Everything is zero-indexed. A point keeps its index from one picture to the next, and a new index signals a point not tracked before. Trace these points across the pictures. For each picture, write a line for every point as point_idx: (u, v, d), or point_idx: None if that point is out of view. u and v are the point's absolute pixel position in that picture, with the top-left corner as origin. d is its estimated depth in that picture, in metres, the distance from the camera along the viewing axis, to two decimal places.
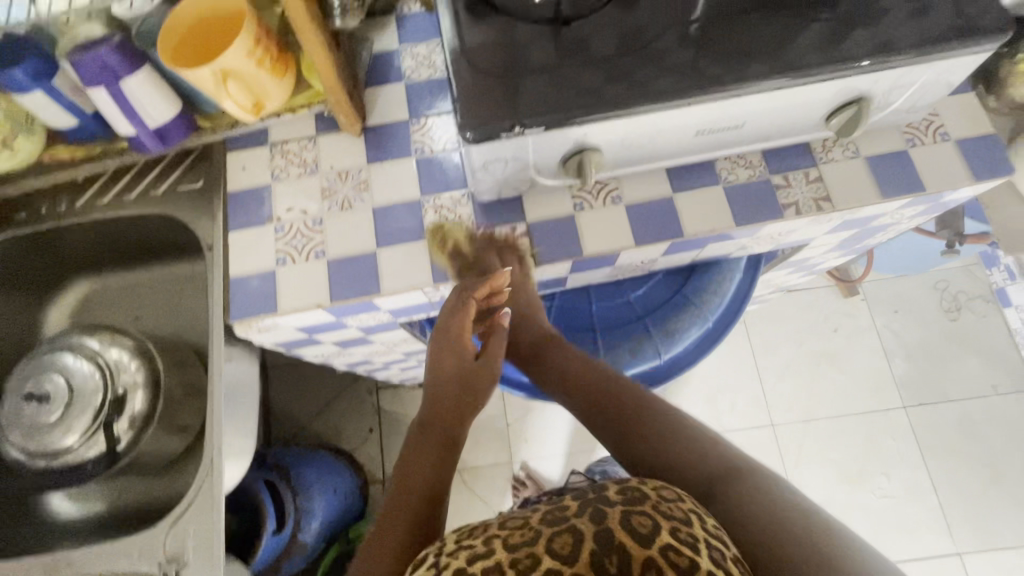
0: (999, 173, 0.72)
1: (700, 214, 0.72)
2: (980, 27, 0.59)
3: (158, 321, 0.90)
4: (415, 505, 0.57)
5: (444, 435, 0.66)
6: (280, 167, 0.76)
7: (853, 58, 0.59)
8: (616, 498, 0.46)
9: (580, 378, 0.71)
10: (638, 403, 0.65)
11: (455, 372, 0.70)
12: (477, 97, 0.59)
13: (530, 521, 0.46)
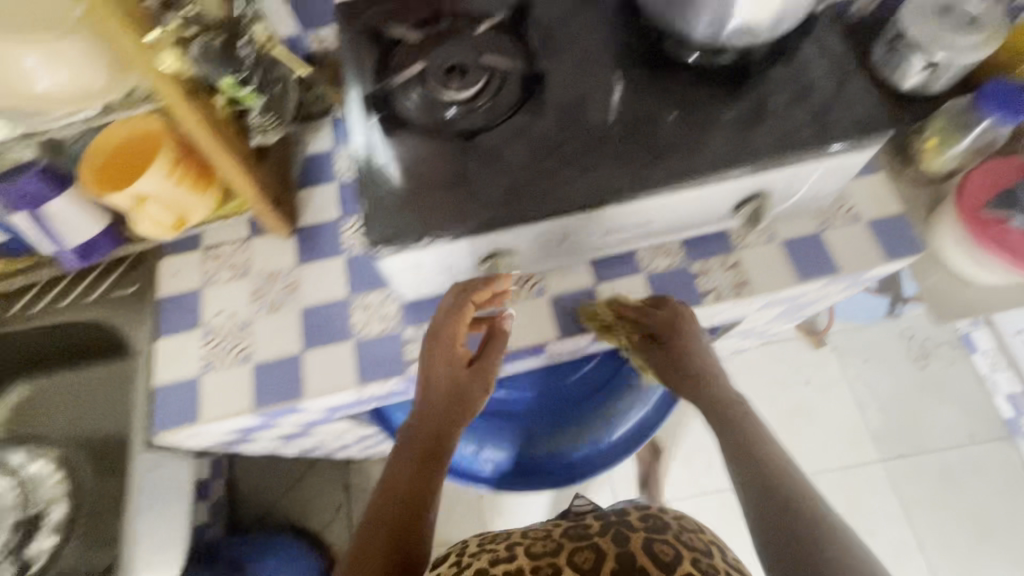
0: (909, 252, 0.75)
1: (622, 305, 0.73)
2: (856, 130, 0.63)
3: (87, 421, 0.87)
4: (390, 525, 0.58)
5: (424, 465, 0.63)
6: (211, 271, 0.77)
7: (739, 161, 0.62)
8: (638, 523, 0.58)
9: (749, 446, 0.59)
10: (788, 498, 0.53)
11: (447, 393, 0.64)
12: (387, 211, 0.62)
13: (551, 535, 0.58)
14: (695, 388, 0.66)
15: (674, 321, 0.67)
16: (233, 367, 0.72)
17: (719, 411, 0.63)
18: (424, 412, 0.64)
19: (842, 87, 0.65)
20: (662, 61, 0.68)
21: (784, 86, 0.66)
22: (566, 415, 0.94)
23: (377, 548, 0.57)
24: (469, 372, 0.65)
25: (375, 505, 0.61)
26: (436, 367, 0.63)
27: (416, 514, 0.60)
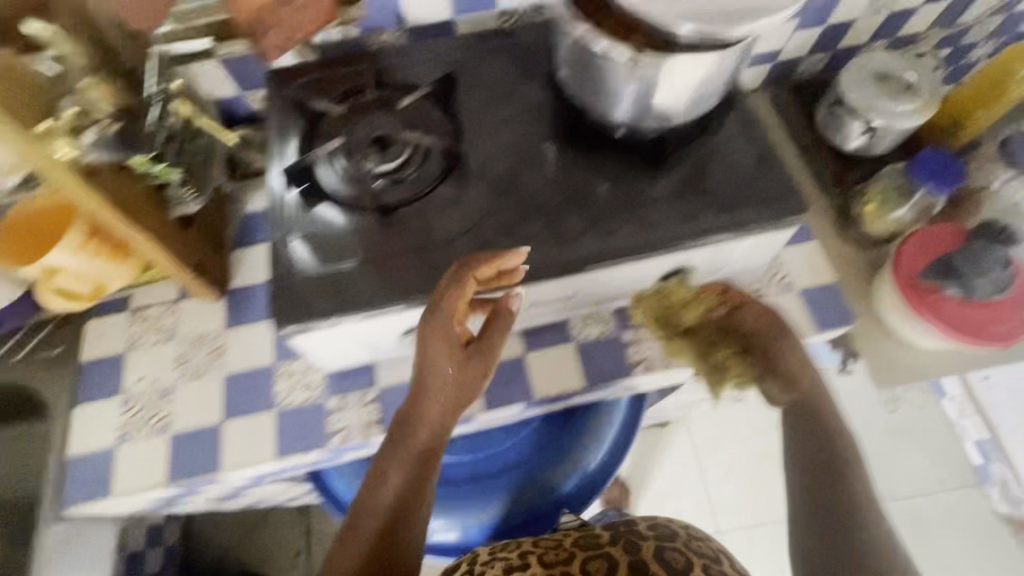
0: (842, 323, 0.74)
1: (550, 375, 0.73)
2: (771, 211, 0.63)
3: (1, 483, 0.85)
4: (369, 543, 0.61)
5: (420, 463, 0.62)
6: (137, 334, 0.76)
7: (654, 245, 0.63)
8: (648, 533, 0.67)
9: (813, 439, 0.66)
10: (842, 495, 0.63)
11: (455, 391, 0.61)
12: (301, 289, 0.60)
13: (562, 543, 0.67)
14: (799, 372, 0.66)
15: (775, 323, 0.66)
16: (150, 438, 0.70)
17: (810, 409, 0.67)
18: (424, 403, 0.61)
19: (763, 165, 0.65)
20: (587, 135, 0.68)
21: (705, 163, 0.66)
22: (510, 478, 0.89)
23: (368, 537, 0.61)
24: (475, 359, 0.61)
25: (365, 495, 0.62)
26: (437, 358, 0.59)
27: (408, 512, 0.62)
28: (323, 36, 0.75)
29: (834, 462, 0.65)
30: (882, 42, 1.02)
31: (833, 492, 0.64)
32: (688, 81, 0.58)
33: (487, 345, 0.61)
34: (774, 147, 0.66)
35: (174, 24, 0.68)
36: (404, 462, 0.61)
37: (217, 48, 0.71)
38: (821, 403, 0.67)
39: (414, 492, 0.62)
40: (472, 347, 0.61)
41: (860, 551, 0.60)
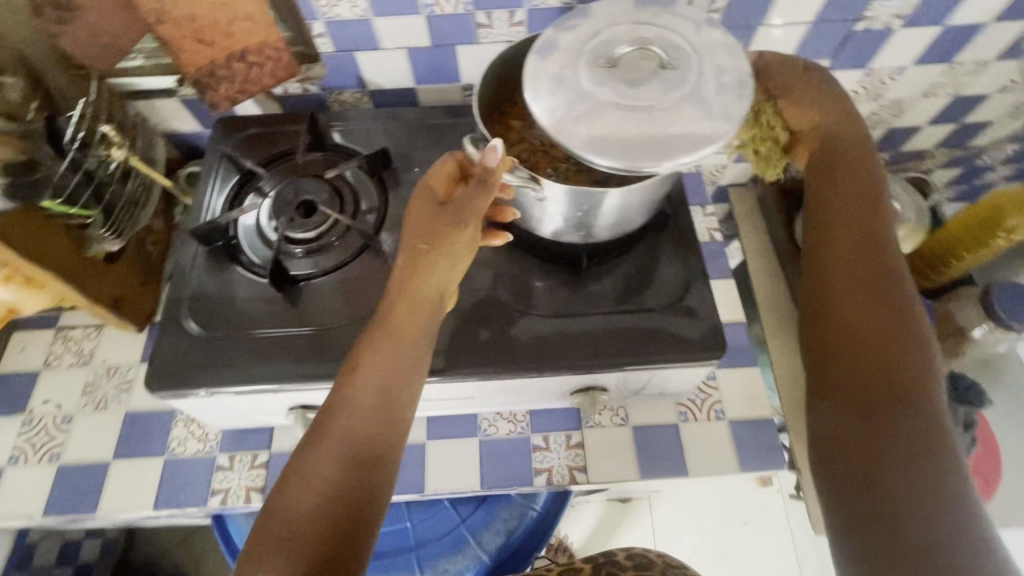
0: (768, 466, 0.68)
1: (446, 469, 0.69)
2: (692, 342, 0.60)
3: None
4: (362, 421, 0.48)
5: (409, 361, 0.51)
6: (55, 354, 0.76)
7: (552, 361, 0.60)
8: (626, 563, 0.64)
9: (852, 228, 0.56)
10: (878, 293, 0.53)
11: (445, 265, 0.53)
12: (183, 353, 0.59)
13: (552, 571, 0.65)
14: (843, 151, 0.59)
15: (815, 87, 0.60)
16: (38, 466, 0.69)
17: (855, 193, 0.58)
18: (423, 268, 0.52)
19: (689, 291, 0.64)
20: (517, 234, 0.68)
21: (632, 282, 0.65)
22: (402, 562, 0.81)
23: (338, 447, 0.47)
24: (452, 215, 0.54)
25: (333, 399, 0.49)
26: (416, 216, 0.54)
27: (391, 427, 0.49)
28: (281, 89, 0.76)
29: (871, 272, 0.54)
30: (881, 156, 0.95)
31: (873, 301, 0.53)
32: (609, 202, 0.56)
33: (463, 207, 0.54)
34: (701, 271, 0.65)
35: (143, 61, 0.70)
36: (387, 343, 0.51)
37: (178, 88, 0.72)
38: (873, 193, 0.57)
39: (402, 380, 0.50)
40: (450, 206, 0.54)
41: (895, 397, 0.48)
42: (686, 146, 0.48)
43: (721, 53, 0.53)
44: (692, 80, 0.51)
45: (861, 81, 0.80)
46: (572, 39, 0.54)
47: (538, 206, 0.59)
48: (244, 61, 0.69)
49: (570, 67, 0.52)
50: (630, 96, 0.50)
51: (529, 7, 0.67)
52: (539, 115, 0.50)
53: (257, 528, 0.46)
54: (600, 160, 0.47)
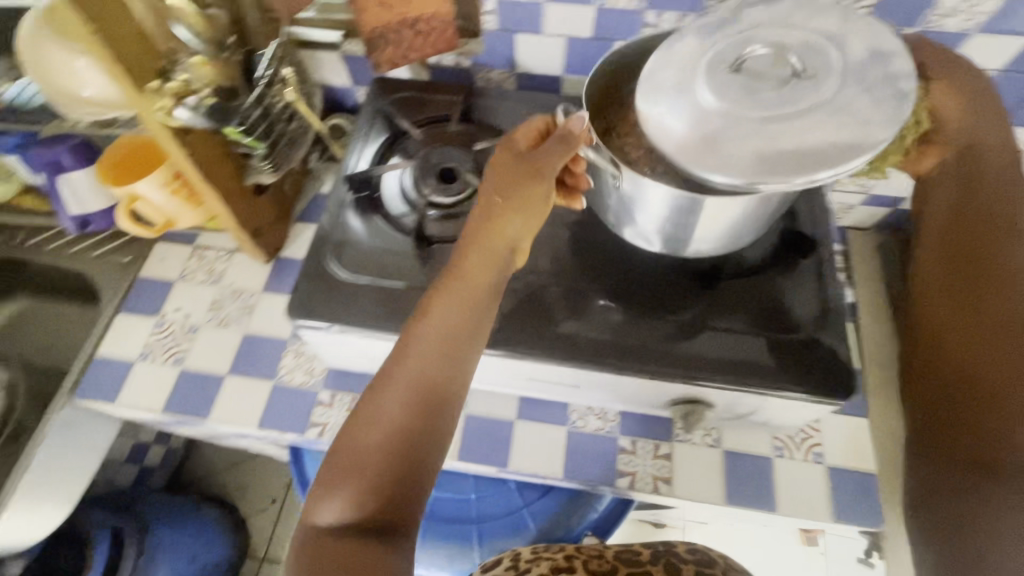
0: (864, 523, 0.65)
1: (531, 451, 0.70)
2: (772, 374, 0.58)
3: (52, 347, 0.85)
4: (429, 362, 0.48)
5: (478, 307, 0.51)
6: (189, 269, 0.83)
7: (671, 367, 0.59)
8: (686, 557, 0.58)
9: (975, 262, 0.56)
10: (997, 336, 0.53)
11: (520, 219, 0.51)
12: (325, 290, 0.63)
13: (604, 556, 0.58)
14: (987, 171, 0.57)
15: (963, 91, 0.56)
16: (163, 365, 0.76)
17: (985, 221, 0.56)
18: (497, 216, 0.51)
19: (765, 331, 0.61)
20: (598, 253, 0.67)
21: (707, 317, 0.62)
22: (462, 531, 0.83)
23: (408, 388, 0.48)
24: (530, 169, 0.52)
25: (403, 341, 0.49)
26: (500, 166, 0.53)
27: (457, 368, 0.49)
28: (435, 59, 0.79)
29: (998, 309, 0.53)
30: None
31: (986, 344, 0.53)
32: (718, 213, 0.52)
33: (539, 164, 0.52)
34: (816, 331, 0.60)
35: (315, 13, 0.75)
36: (453, 286, 0.50)
37: (342, 43, 0.76)
38: (998, 218, 0.56)
39: (470, 326, 0.50)
40: (529, 160, 0.53)
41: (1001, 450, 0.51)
42: (826, 156, 0.42)
43: (887, 59, 0.46)
44: (837, 90, 0.45)
45: None
46: (699, 47, 0.51)
47: (634, 210, 0.56)
48: (413, 29, 0.72)
49: (693, 78, 0.49)
50: (765, 106, 0.45)
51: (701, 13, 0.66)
52: (652, 127, 0.48)
53: (329, 457, 0.48)
54: (717, 176, 0.44)
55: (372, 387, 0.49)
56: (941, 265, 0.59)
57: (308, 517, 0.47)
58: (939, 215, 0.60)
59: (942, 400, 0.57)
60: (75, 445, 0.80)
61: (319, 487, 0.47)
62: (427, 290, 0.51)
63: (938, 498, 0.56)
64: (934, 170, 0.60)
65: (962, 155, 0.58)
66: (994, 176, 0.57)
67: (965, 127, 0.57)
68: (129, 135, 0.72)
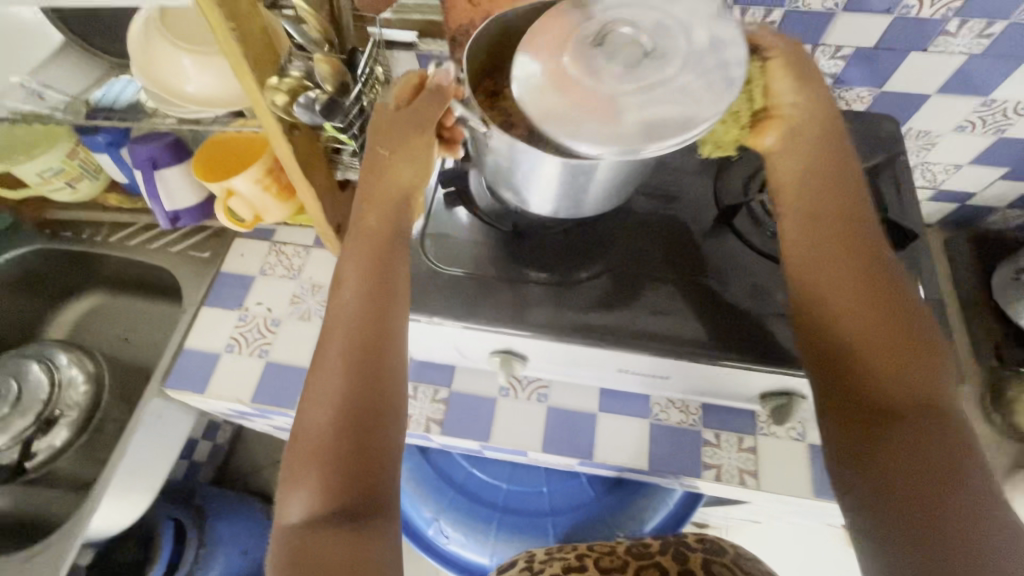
0: None
1: (615, 443, 0.70)
2: (720, 348, 0.60)
3: (142, 341, 0.94)
4: (350, 323, 0.50)
5: (389, 259, 0.53)
6: (269, 264, 0.85)
7: (770, 358, 0.59)
8: (695, 546, 0.47)
9: (836, 218, 0.51)
10: (883, 289, 0.47)
11: (410, 169, 0.55)
12: (424, 282, 0.64)
13: (616, 552, 0.49)
14: (819, 136, 0.53)
15: (800, 63, 0.53)
16: (249, 357, 0.78)
17: (839, 179, 0.52)
18: (388, 172, 0.55)
19: (690, 303, 0.63)
20: (686, 245, 0.67)
21: (642, 294, 0.64)
22: (533, 523, 0.84)
23: (341, 354, 0.49)
24: (412, 121, 0.54)
25: (329, 315, 0.52)
26: (382, 124, 0.55)
27: (381, 317, 0.51)
28: None
29: (872, 260, 0.49)
30: None
31: (871, 296, 0.47)
32: (602, 175, 0.53)
33: (417, 113, 0.54)
34: (744, 308, 0.62)
35: (391, 15, 0.75)
36: (364, 252, 0.53)
37: (418, 43, 0.77)
38: (844, 181, 0.53)
39: (383, 273, 0.52)
40: (409, 113, 0.55)
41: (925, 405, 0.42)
42: (668, 129, 0.44)
43: (724, 46, 0.47)
44: (680, 69, 0.46)
45: None
46: (561, 24, 0.50)
47: (519, 176, 0.55)
48: None
49: (553, 52, 0.48)
50: (609, 85, 0.46)
51: (788, 9, 0.67)
52: (519, 94, 0.47)
53: (289, 452, 0.47)
54: (586, 146, 0.44)
55: (313, 373, 0.50)
56: (810, 225, 0.52)
57: (279, 522, 0.45)
58: (795, 183, 0.54)
59: (855, 369, 0.45)
60: (162, 436, 0.82)
61: (285, 486, 0.46)
62: (338, 267, 0.54)
63: (863, 476, 0.42)
64: (777, 143, 0.54)
65: (798, 125, 0.53)
66: (834, 145, 0.53)
67: (804, 107, 0.53)
68: (223, 132, 0.74)
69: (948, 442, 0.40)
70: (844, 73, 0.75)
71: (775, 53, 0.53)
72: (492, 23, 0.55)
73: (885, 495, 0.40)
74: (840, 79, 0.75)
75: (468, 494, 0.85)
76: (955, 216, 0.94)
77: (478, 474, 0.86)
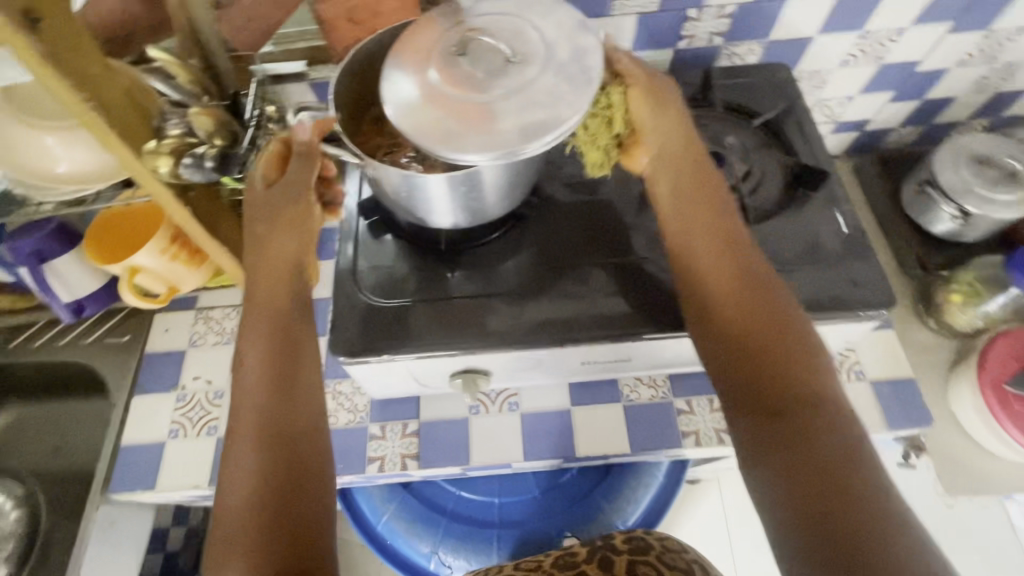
0: (916, 423, 0.70)
1: (595, 434, 0.70)
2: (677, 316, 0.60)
3: (70, 448, 0.83)
4: (260, 396, 0.47)
5: (290, 325, 0.51)
6: (199, 333, 0.79)
7: None
8: (622, 547, 0.54)
9: (699, 212, 0.55)
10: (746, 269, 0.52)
11: (292, 239, 0.53)
12: (367, 318, 0.61)
13: (542, 567, 0.55)
14: (675, 140, 0.58)
15: (653, 90, 0.57)
16: (197, 438, 0.72)
17: (697, 177, 0.57)
18: (271, 240, 0.53)
19: (622, 290, 0.62)
20: (620, 224, 0.67)
21: (583, 281, 0.64)
22: (531, 529, 0.82)
23: (255, 428, 0.46)
24: (283, 191, 0.52)
25: (236, 393, 0.48)
26: (257, 200, 0.53)
27: (292, 387, 0.48)
28: None
29: (731, 244, 0.53)
30: (982, 121, 0.94)
31: (737, 277, 0.51)
32: (490, 178, 0.54)
33: (289, 181, 0.53)
34: (669, 290, 0.62)
35: (274, 46, 0.71)
36: (264, 324, 0.51)
37: (308, 71, 0.72)
38: (713, 192, 0.57)
39: (289, 342, 0.50)
40: (278, 185, 0.53)
41: (796, 361, 0.46)
42: (541, 128, 0.46)
43: (575, 40, 0.50)
44: (540, 67, 0.49)
45: (978, 44, 0.79)
46: (420, 45, 0.51)
47: (416, 200, 0.56)
48: None
49: (417, 68, 0.50)
50: (474, 93, 0.48)
51: None
52: (395, 115, 0.48)
53: (209, 541, 0.43)
54: (470, 152, 0.45)
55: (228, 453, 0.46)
56: (680, 219, 0.56)
57: None
58: (661, 187, 0.58)
59: (756, 358, 0.47)
60: (118, 543, 0.75)
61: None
62: (240, 342, 0.51)
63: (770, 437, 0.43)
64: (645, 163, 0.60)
65: (662, 147, 0.58)
66: (690, 145, 0.58)
67: (664, 125, 0.57)
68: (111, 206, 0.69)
69: (820, 390, 0.44)
70: (732, 31, 0.77)
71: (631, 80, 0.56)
72: (362, 49, 0.56)
73: (799, 471, 0.40)
74: (729, 37, 0.78)
75: (461, 518, 0.83)
76: (857, 143, 0.99)
77: (467, 496, 0.84)
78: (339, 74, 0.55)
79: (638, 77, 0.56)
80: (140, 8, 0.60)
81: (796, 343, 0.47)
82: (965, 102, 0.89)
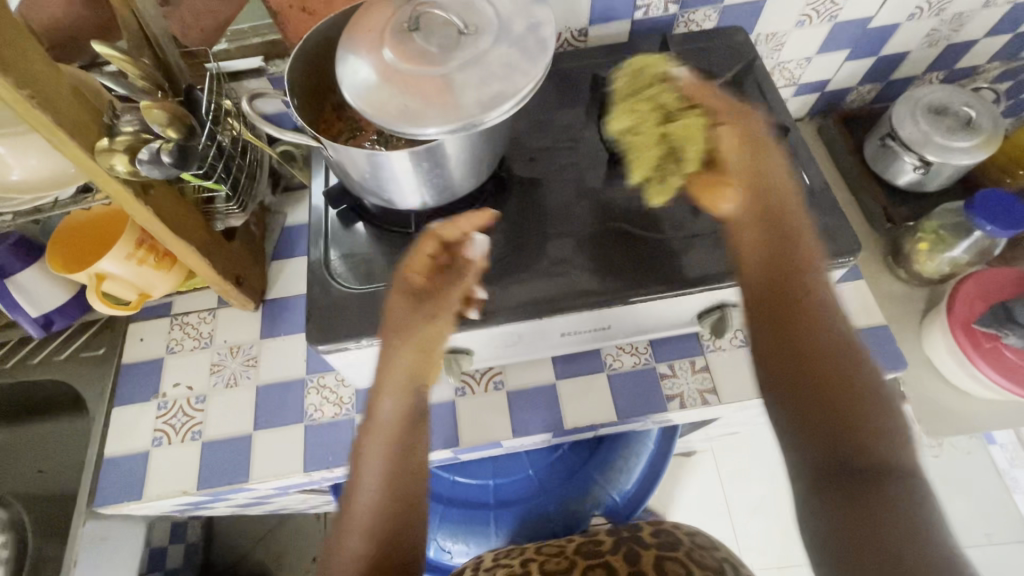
0: (891, 368, 0.72)
1: (581, 404, 0.71)
2: (651, 280, 0.61)
3: (57, 467, 0.84)
4: (377, 511, 0.51)
5: (404, 443, 0.54)
6: (176, 339, 0.78)
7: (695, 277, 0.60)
8: (650, 541, 0.53)
9: (776, 258, 0.53)
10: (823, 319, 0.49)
11: (412, 356, 0.55)
12: (343, 308, 0.61)
13: (565, 552, 0.56)
14: (761, 186, 0.57)
15: (754, 136, 0.59)
16: (182, 445, 0.71)
17: (779, 224, 0.55)
18: (391, 354, 0.55)
19: (595, 260, 0.63)
20: (588, 195, 0.68)
21: (556, 254, 0.64)
22: (528, 507, 0.83)
23: (365, 540, 0.49)
24: (428, 307, 0.56)
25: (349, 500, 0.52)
26: (395, 313, 0.56)
27: (400, 504, 0.52)
28: None
29: (806, 293, 0.50)
30: (937, 74, 0.96)
31: (815, 327, 0.48)
32: (453, 153, 0.54)
33: (441, 300, 0.56)
34: (642, 256, 0.62)
35: (228, 44, 0.69)
36: (388, 438, 0.54)
37: (266, 66, 0.71)
38: (796, 247, 0.53)
39: (404, 460, 0.53)
40: (427, 300, 0.56)
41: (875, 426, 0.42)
42: (499, 96, 0.46)
43: (527, 9, 0.51)
44: (494, 36, 0.49)
45: None
46: (373, 24, 0.51)
47: (383, 183, 0.56)
48: None
49: (371, 48, 0.50)
50: (428, 67, 0.48)
51: None
52: (353, 95, 0.48)
53: None
54: (430, 127, 0.45)
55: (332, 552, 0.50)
56: (755, 262, 0.54)
57: None
58: (743, 232, 0.56)
59: (838, 418, 0.43)
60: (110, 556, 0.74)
61: None
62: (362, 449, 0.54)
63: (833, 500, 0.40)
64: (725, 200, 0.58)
65: (759, 192, 0.56)
66: (778, 191, 0.57)
67: (755, 166, 0.57)
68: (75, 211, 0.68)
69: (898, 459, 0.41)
70: None
71: (739, 121, 0.59)
72: (315, 33, 0.55)
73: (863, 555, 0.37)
74: (684, 5, 0.78)
75: (458, 503, 0.84)
76: (820, 104, 1.01)
77: (462, 481, 0.84)
78: (295, 60, 0.55)
79: (737, 118, 0.59)
80: (83, 6, 0.58)
81: (874, 405, 0.43)
82: (919, 55, 0.91)
